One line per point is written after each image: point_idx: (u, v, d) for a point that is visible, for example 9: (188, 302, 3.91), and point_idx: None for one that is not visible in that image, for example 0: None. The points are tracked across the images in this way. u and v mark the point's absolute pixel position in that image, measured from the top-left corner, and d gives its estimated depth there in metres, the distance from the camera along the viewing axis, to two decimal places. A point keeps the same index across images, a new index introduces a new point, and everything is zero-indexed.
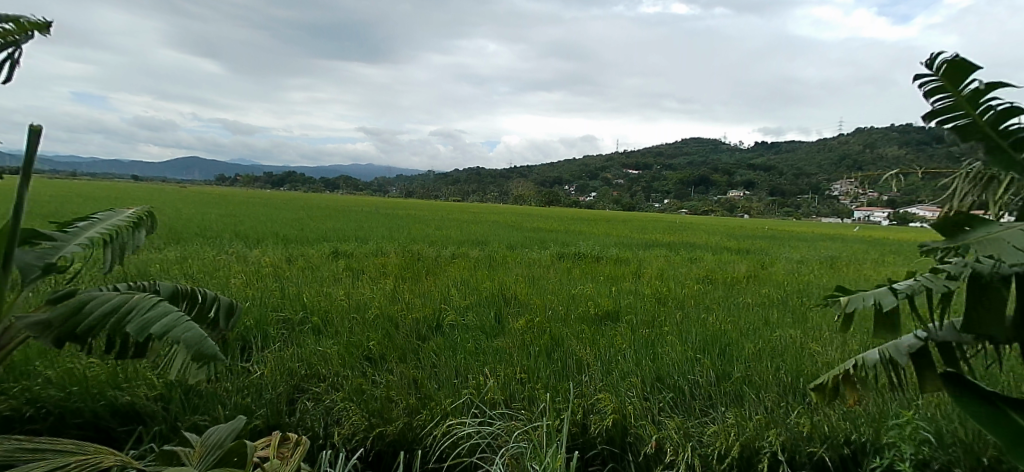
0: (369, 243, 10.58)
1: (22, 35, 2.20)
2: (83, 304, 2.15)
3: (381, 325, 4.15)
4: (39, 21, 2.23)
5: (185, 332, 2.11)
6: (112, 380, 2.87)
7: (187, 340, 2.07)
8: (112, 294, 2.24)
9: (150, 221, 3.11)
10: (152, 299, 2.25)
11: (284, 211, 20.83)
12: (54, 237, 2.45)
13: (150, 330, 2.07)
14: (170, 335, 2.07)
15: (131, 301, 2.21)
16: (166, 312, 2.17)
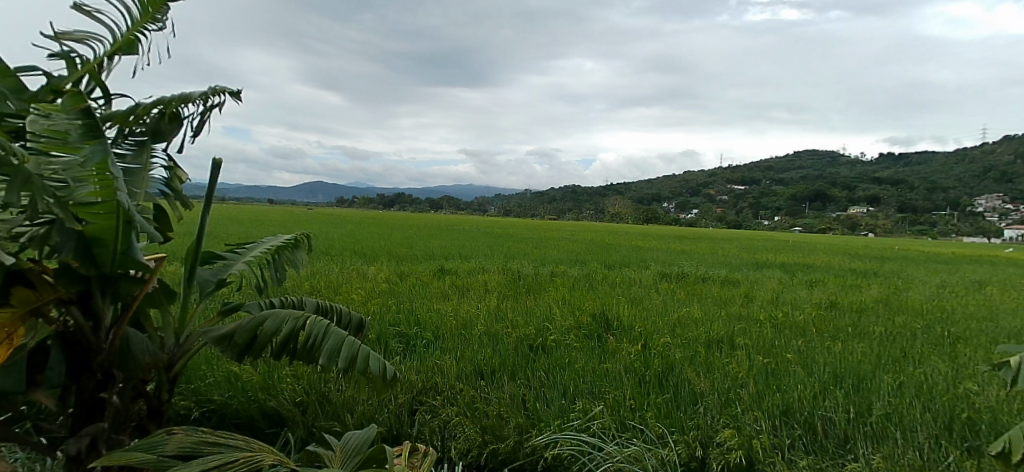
0: (472, 261, 10.89)
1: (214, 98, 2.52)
2: (265, 327, 2.42)
3: (489, 342, 4.27)
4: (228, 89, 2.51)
5: (367, 363, 2.37)
6: (262, 386, 3.23)
7: (373, 373, 2.36)
8: (285, 315, 2.50)
9: (307, 241, 3.41)
10: (323, 322, 2.49)
11: (390, 229, 22.00)
12: (227, 257, 2.81)
13: (339, 362, 2.33)
14: (356, 368, 2.34)
15: (305, 324, 2.48)
16: (342, 339, 2.41)
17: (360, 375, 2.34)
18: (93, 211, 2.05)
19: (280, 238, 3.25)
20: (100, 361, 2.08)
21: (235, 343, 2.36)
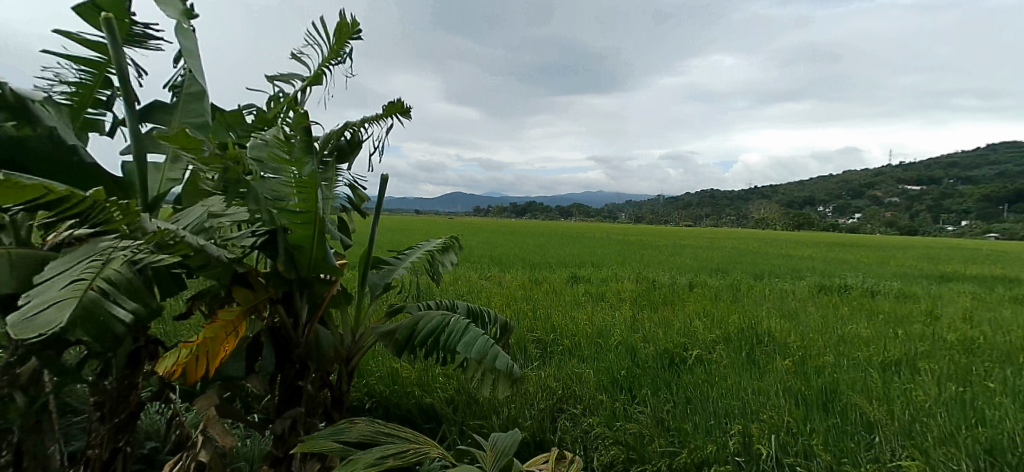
0: (606, 269, 10.79)
1: (387, 115, 2.80)
2: (414, 322, 2.67)
3: (625, 353, 4.21)
4: (398, 104, 2.77)
5: (497, 359, 2.49)
6: (417, 384, 3.51)
7: (500, 369, 2.47)
8: (433, 313, 2.73)
9: (457, 242, 3.66)
10: (464, 320, 2.67)
11: (523, 237, 22.52)
12: (389, 261, 3.13)
13: (472, 355, 2.48)
14: (487, 361, 2.47)
15: (449, 320, 2.68)
16: (478, 336, 2.56)
17: (489, 369, 2.46)
18: (296, 221, 2.41)
19: (434, 242, 3.50)
20: (299, 352, 2.49)
21: (390, 334, 2.64)
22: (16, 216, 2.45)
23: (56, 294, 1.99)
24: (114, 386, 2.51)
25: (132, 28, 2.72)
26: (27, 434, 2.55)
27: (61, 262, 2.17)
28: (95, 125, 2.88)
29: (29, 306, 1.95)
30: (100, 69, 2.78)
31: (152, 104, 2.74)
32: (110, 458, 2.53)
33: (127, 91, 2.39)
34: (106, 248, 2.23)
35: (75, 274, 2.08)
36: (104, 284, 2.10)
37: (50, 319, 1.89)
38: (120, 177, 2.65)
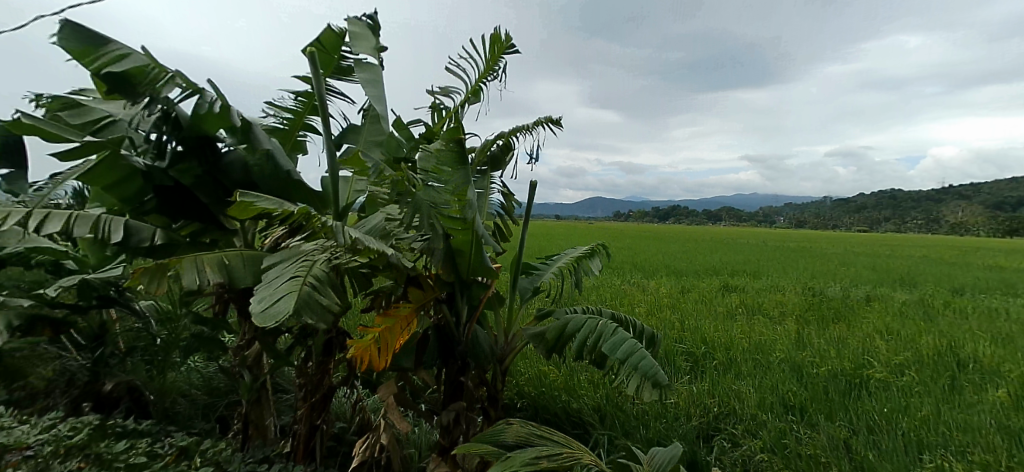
0: (767, 279, 10.00)
1: (536, 126, 3.03)
2: (561, 323, 2.75)
3: (789, 372, 3.88)
4: (546, 116, 3.00)
5: (644, 361, 2.46)
6: (564, 388, 3.57)
7: (645, 372, 2.43)
8: (579, 317, 2.79)
9: (605, 249, 3.63)
10: (610, 324, 2.69)
11: (671, 243, 21.65)
12: (537, 266, 3.33)
13: (618, 355, 2.51)
14: (632, 362, 2.47)
15: (594, 323, 2.72)
16: (624, 339, 2.58)
17: (636, 370, 2.45)
18: (455, 226, 2.62)
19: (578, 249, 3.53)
20: (460, 350, 2.73)
21: (537, 332, 2.73)
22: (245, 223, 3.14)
23: (281, 288, 2.38)
24: (312, 369, 2.95)
25: (339, 62, 3.38)
26: (252, 407, 3.16)
27: (281, 264, 2.60)
28: (301, 146, 3.54)
29: (264, 298, 2.35)
30: (308, 100, 3.36)
31: (346, 128, 3.30)
32: (310, 432, 2.98)
33: (323, 115, 2.79)
34: (311, 254, 2.63)
35: (291, 273, 2.48)
36: (312, 281, 2.46)
37: (280, 308, 2.25)
38: (319, 190, 3.20)
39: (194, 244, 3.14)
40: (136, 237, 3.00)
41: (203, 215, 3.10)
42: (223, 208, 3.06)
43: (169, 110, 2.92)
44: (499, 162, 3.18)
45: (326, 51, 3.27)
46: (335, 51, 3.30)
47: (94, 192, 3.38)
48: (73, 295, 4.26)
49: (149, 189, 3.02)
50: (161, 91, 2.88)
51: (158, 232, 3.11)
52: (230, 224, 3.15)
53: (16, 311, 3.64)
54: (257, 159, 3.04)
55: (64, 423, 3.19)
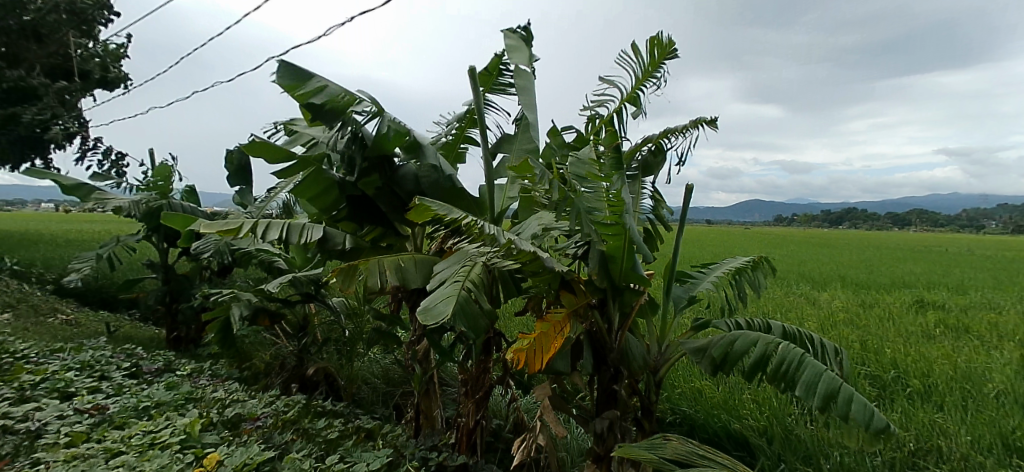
0: (979, 295, 8.53)
1: (693, 127, 2.97)
2: (734, 347, 2.54)
3: (1007, 409, 3.31)
4: (704, 116, 2.93)
5: (852, 406, 2.25)
6: (725, 406, 3.41)
7: (857, 421, 2.22)
8: (754, 337, 2.55)
9: (768, 262, 3.34)
10: (796, 351, 2.44)
11: (851, 251, 19.41)
12: (693, 275, 3.23)
13: (819, 401, 2.27)
14: (839, 410, 2.24)
15: (776, 350, 2.47)
16: (820, 375, 2.33)
17: (843, 417, 2.24)
18: (607, 233, 2.63)
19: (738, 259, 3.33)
20: (613, 357, 2.77)
21: (708, 357, 2.58)
22: (415, 229, 3.58)
23: (444, 291, 2.59)
24: (474, 367, 3.18)
25: (498, 79, 3.69)
26: (422, 398, 3.49)
27: (446, 267, 2.84)
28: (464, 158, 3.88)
29: (430, 299, 2.58)
30: (469, 115, 3.65)
31: (502, 137, 3.60)
32: (472, 426, 3.21)
33: (480, 127, 3.13)
34: (472, 257, 2.84)
35: (453, 277, 2.70)
36: (472, 285, 2.65)
37: (442, 308, 2.45)
38: (476, 198, 3.42)
39: (375, 247, 3.58)
40: (333, 240, 3.49)
41: (382, 221, 3.54)
42: (399, 215, 3.45)
43: (358, 131, 3.38)
44: (651, 166, 3.15)
45: (487, 71, 3.64)
46: (494, 69, 3.63)
47: (301, 205, 3.99)
48: (283, 291, 5.06)
49: (342, 199, 3.46)
50: (352, 115, 3.35)
51: (348, 238, 3.57)
52: (404, 230, 3.59)
53: (245, 302, 4.41)
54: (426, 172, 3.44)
55: (279, 400, 3.83)
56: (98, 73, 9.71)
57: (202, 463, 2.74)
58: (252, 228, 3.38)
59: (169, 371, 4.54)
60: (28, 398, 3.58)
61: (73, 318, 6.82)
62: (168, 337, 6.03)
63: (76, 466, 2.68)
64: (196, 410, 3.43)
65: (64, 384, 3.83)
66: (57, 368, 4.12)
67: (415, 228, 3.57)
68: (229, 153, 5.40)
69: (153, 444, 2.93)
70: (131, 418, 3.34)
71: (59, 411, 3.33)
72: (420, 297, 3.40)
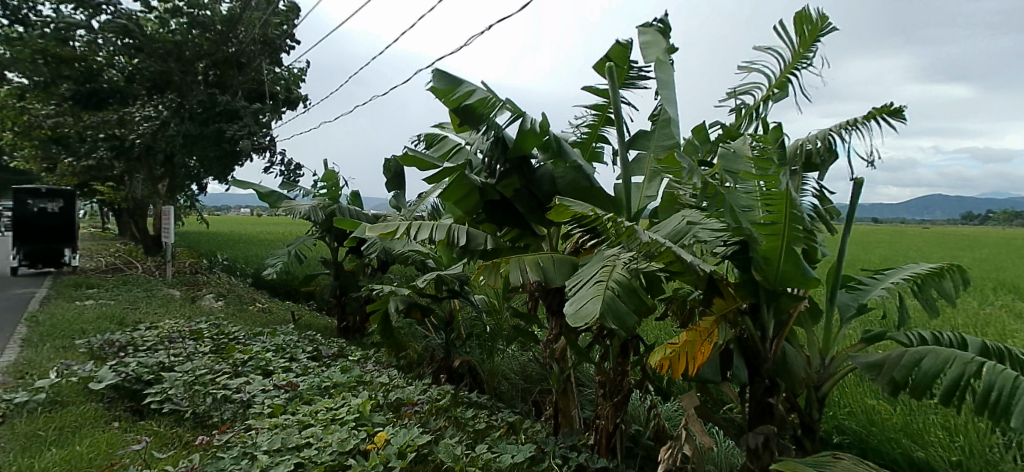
0: None
1: (872, 118, 2.77)
2: (921, 366, 2.27)
3: None
4: (887, 107, 2.72)
5: None
6: (905, 429, 3.07)
7: None
8: (949, 355, 2.25)
9: (959, 272, 2.86)
10: (1008, 373, 2.12)
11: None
12: (864, 282, 2.94)
13: None
14: None
15: (979, 371, 2.16)
16: None
17: None
18: (763, 232, 2.48)
19: (922, 265, 2.93)
20: (768, 368, 2.64)
21: (887, 375, 2.33)
22: (551, 231, 3.70)
23: (588, 293, 2.62)
24: (611, 369, 3.22)
25: (631, 72, 3.72)
26: (561, 397, 3.59)
27: (588, 269, 2.87)
28: (598, 156, 3.93)
29: (574, 302, 2.62)
30: (603, 112, 3.78)
31: (637, 133, 3.55)
32: (612, 429, 3.23)
33: (620, 124, 3.20)
34: (614, 258, 2.83)
35: (596, 279, 2.71)
36: (615, 286, 2.63)
37: (588, 310, 2.49)
38: (612, 196, 3.42)
39: (514, 247, 3.76)
40: (475, 241, 3.68)
41: (519, 222, 3.72)
42: (536, 216, 3.58)
43: (500, 136, 3.48)
44: (816, 164, 2.95)
45: (618, 64, 3.66)
46: (626, 62, 3.65)
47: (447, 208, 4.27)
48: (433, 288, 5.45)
49: (483, 201, 3.62)
50: (493, 120, 3.47)
51: (489, 238, 3.74)
52: (540, 230, 3.74)
53: (401, 296, 4.81)
54: (563, 172, 3.51)
55: (433, 389, 4.15)
56: (283, 94, 11.20)
57: (373, 440, 3.05)
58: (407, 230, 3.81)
59: (342, 356, 5.11)
60: (240, 373, 4.26)
61: (267, 306, 7.95)
62: (339, 326, 6.78)
63: (278, 433, 3.13)
64: (366, 392, 3.84)
65: (266, 363, 4.49)
66: (259, 349, 4.84)
67: (550, 230, 3.69)
68: (386, 160, 5.94)
69: (335, 419, 3.34)
70: (316, 395, 3.81)
71: (262, 385, 3.91)
72: (556, 296, 3.46)
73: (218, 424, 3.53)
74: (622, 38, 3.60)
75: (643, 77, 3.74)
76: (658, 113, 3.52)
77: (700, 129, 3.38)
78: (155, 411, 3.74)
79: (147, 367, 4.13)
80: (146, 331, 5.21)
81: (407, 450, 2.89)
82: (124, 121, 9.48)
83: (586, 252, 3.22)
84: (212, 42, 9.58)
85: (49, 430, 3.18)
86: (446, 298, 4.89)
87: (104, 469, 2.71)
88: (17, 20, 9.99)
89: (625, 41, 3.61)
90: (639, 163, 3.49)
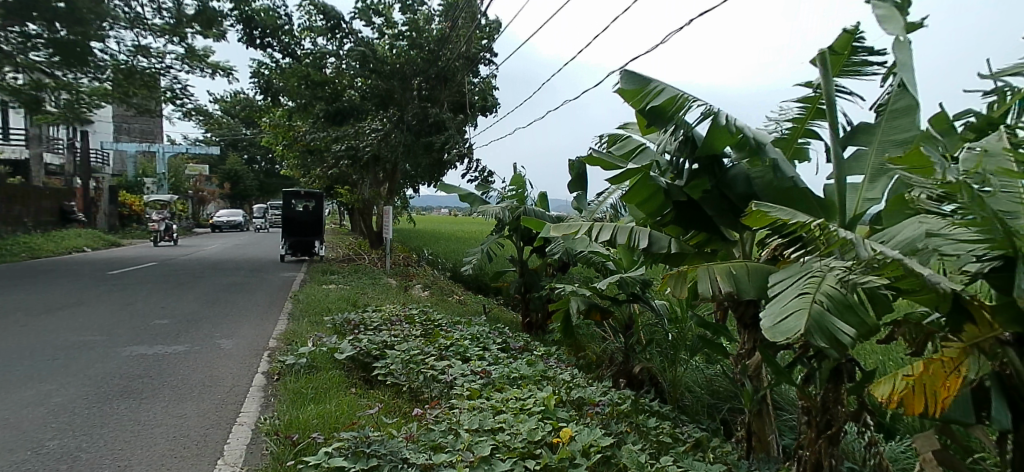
0: None
1: None
2: None
3: None
4: None
5: None
6: None
7: None
8: None
9: None
10: None
11: None
12: None
13: None
14: None
15: None
16: None
17: None
18: None
19: None
20: None
21: None
22: (743, 235, 3.47)
23: (792, 305, 2.38)
24: (819, 395, 2.94)
25: (852, 59, 3.39)
26: (754, 418, 3.38)
27: (788, 280, 2.61)
28: (803, 153, 3.63)
29: (775, 314, 2.38)
30: (812, 105, 3.51)
31: (857, 127, 3.22)
32: (816, 464, 2.92)
33: (832, 121, 2.89)
34: (819, 268, 2.54)
35: (799, 291, 2.45)
36: (824, 299, 2.34)
37: (795, 324, 2.24)
38: (822, 200, 3.13)
39: (700, 253, 3.67)
40: (658, 244, 3.68)
41: (707, 226, 3.55)
42: (726, 220, 3.40)
43: (689, 135, 3.36)
44: None
45: (837, 51, 3.32)
46: (846, 48, 3.30)
47: (630, 209, 4.27)
48: (613, 290, 5.49)
49: (669, 204, 3.55)
50: (683, 118, 3.35)
51: (673, 242, 3.74)
52: (731, 235, 3.53)
53: (581, 297, 4.89)
54: (760, 173, 3.28)
55: (614, 392, 4.18)
56: (481, 103, 12.12)
57: (558, 434, 3.18)
58: (589, 230, 3.92)
59: (528, 350, 5.40)
60: (444, 356, 4.75)
61: (464, 299, 8.70)
62: (523, 321, 7.15)
63: (476, 415, 3.44)
64: (551, 387, 4.02)
65: (464, 349, 4.94)
66: (459, 336, 5.35)
67: (742, 235, 3.46)
68: (570, 162, 6.11)
69: (522, 410, 3.56)
70: (507, 384, 4.09)
71: (462, 370, 4.31)
72: (749, 308, 3.28)
73: (429, 400, 3.97)
74: (849, 25, 3.25)
75: (868, 64, 3.37)
76: (885, 104, 3.14)
77: (941, 118, 3.10)
78: (381, 381, 4.36)
79: (376, 343, 4.83)
80: (373, 312, 6.09)
81: (591, 450, 2.95)
82: (358, 133, 11.13)
83: (785, 261, 3.01)
84: (425, 60, 10.73)
85: (308, 389, 3.90)
86: (626, 302, 4.89)
87: (348, 425, 3.25)
88: (288, 53, 12.30)
89: (851, 28, 3.25)
90: (858, 160, 3.17)
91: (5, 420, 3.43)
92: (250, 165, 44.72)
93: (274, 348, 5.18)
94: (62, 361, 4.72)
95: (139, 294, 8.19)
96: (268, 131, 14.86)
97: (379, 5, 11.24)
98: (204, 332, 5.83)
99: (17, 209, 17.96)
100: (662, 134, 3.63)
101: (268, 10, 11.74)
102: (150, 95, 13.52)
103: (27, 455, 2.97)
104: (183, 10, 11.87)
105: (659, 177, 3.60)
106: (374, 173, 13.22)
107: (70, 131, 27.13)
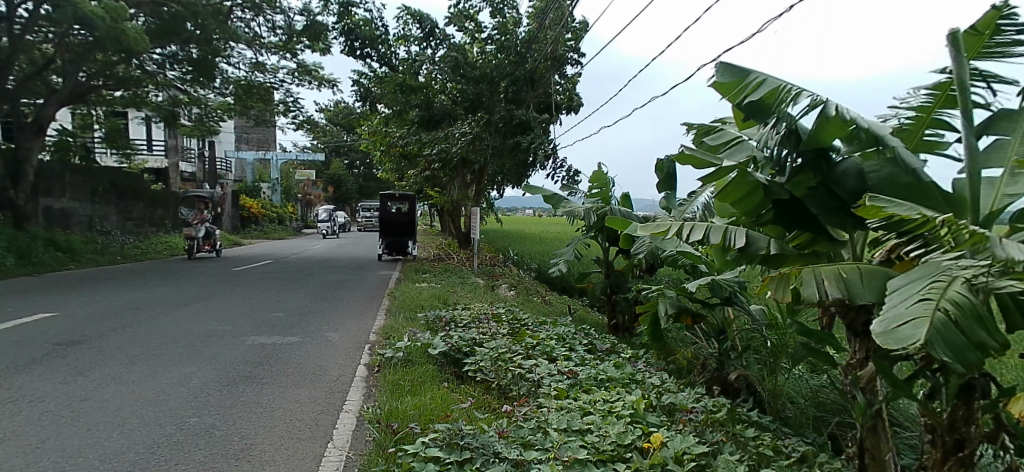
0: None
1: None
2: None
3: None
4: None
5: None
6: None
7: None
8: None
9: None
10: None
11: None
12: None
13: None
14: None
15: None
16: None
17: None
18: None
19: None
20: None
21: None
22: (854, 235, 3.22)
23: (910, 311, 2.15)
24: (945, 413, 2.67)
25: (994, 39, 3.05)
26: (867, 433, 3.13)
27: (909, 283, 2.36)
28: (929, 144, 3.32)
29: (889, 320, 2.18)
30: (944, 92, 3.19)
31: (995, 114, 2.93)
32: None
33: (966, 106, 2.62)
34: (947, 270, 2.27)
35: (920, 295, 2.21)
36: (949, 305, 2.10)
37: (912, 332, 2.04)
38: (950, 195, 2.85)
39: (803, 254, 3.45)
40: (756, 245, 3.50)
41: (812, 225, 3.32)
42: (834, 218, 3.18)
43: (793, 127, 3.16)
44: None
45: (977, 30, 2.99)
46: (990, 27, 2.97)
47: (723, 207, 4.08)
48: (704, 292, 5.28)
49: (769, 201, 3.39)
50: (787, 110, 3.15)
51: (772, 242, 3.52)
52: (839, 235, 3.29)
53: (671, 300, 4.74)
54: (875, 167, 3.03)
55: (707, 399, 4.03)
56: (566, 103, 12.08)
57: (649, 439, 3.10)
58: (678, 230, 3.79)
59: (616, 353, 5.31)
60: (531, 355, 4.78)
61: (551, 299, 8.70)
62: (610, 323, 7.05)
63: (563, 414, 3.43)
64: (639, 391, 3.94)
65: (550, 349, 4.94)
66: (545, 336, 5.36)
67: (853, 235, 3.21)
68: (659, 161, 5.98)
69: (610, 412, 3.51)
70: (594, 386, 4.05)
71: (549, 369, 4.31)
72: (860, 315, 3.05)
73: (517, 397, 4.02)
74: (1000, 2, 2.90)
75: (1014, 44, 3.02)
76: None
77: None
78: (471, 378, 4.47)
79: (466, 340, 4.96)
80: (463, 310, 6.25)
81: (685, 457, 2.86)
82: (449, 137, 11.47)
83: (906, 262, 2.76)
84: (512, 62, 10.85)
85: (404, 381, 4.08)
86: (719, 305, 4.69)
87: (442, 417, 3.36)
88: (385, 62, 12.89)
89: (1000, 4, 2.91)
90: (999, 149, 2.86)
91: (153, 397, 3.87)
92: (350, 170, 47.30)
93: (374, 341, 5.45)
94: (195, 348, 5.24)
95: (256, 290, 8.92)
96: (368, 138, 15.65)
97: (470, 10, 11.52)
98: (312, 326, 6.23)
99: (159, 213, 20.14)
100: (762, 127, 3.46)
101: (367, 22, 12.41)
102: (266, 108, 14.67)
103: (171, 429, 3.33)
104: (294, 27, 12.81)
105: (758, 173, 3.42)
106: (464, 175, 13.55)
107: (198, 143, 30.05)
